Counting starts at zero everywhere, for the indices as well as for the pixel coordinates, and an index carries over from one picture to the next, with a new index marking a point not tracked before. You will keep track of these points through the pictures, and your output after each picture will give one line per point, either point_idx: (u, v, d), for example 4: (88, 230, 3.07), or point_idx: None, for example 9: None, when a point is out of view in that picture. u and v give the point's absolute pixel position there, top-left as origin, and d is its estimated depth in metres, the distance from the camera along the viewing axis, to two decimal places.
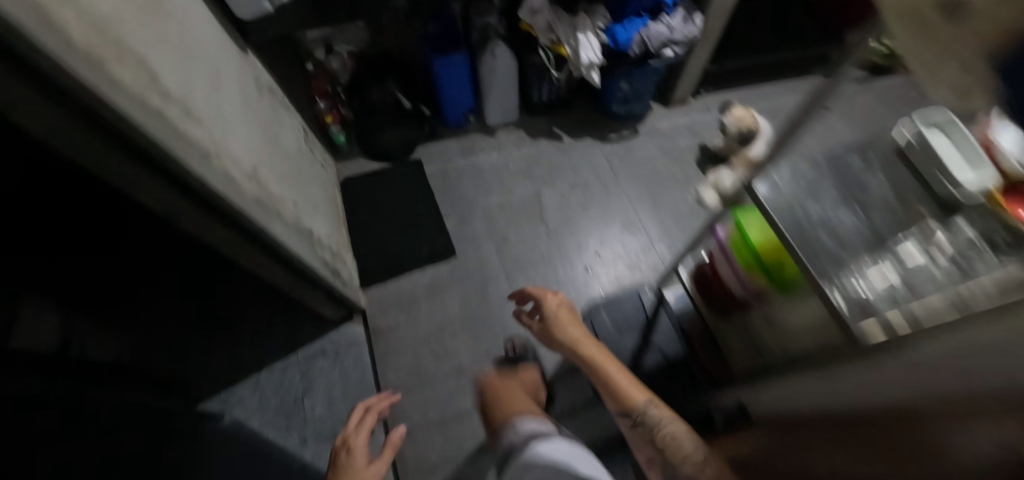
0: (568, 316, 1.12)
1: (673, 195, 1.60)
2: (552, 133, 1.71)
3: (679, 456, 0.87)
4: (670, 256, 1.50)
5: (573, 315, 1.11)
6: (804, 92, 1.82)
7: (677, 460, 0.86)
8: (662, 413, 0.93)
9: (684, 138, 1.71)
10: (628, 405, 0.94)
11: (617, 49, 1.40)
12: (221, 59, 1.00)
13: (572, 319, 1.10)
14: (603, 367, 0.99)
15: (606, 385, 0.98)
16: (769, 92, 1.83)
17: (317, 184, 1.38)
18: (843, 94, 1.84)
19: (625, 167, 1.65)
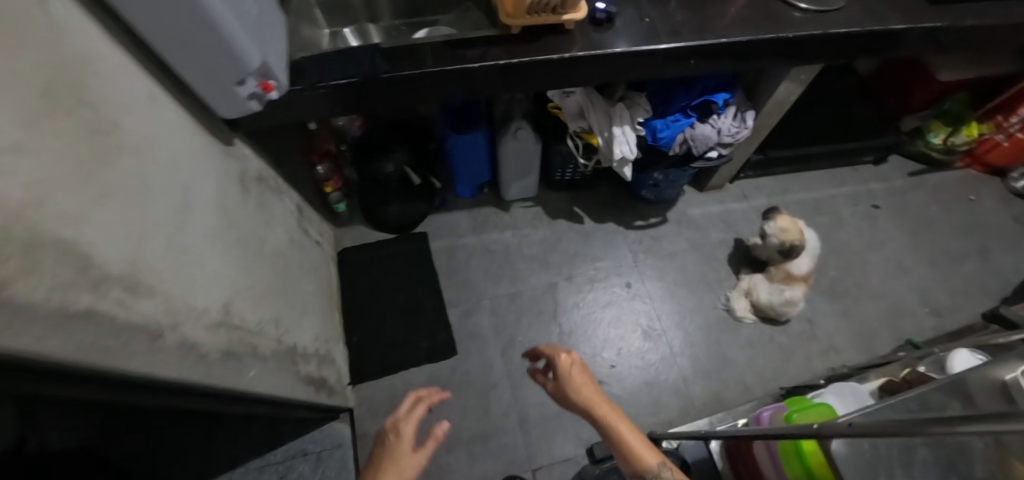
0: (582, 373, 0.99)
1: (701, 300, 1.45)
2: (573, 214, 1.56)
3: None
4: (692, 373, 1.35)
5: (587, 373, 0.98)
6: (854, 185, 1.65)
7: None
8: (676, 475, 0.84)
9: (717, 230, 1.55)
10: (641, 469, 0.85)
11: (657, 146, 1.24)
12: (197, 172, 0.85)
13: (586, 378, 0.96)
14: (615, 427, 0.88)
15: (618, 446, 0.88)
16: (814, 181, 1.66)
17: (307, 274, 1.24)
18: (898, 189, 1.66)
19: (650, 263, 1.50)
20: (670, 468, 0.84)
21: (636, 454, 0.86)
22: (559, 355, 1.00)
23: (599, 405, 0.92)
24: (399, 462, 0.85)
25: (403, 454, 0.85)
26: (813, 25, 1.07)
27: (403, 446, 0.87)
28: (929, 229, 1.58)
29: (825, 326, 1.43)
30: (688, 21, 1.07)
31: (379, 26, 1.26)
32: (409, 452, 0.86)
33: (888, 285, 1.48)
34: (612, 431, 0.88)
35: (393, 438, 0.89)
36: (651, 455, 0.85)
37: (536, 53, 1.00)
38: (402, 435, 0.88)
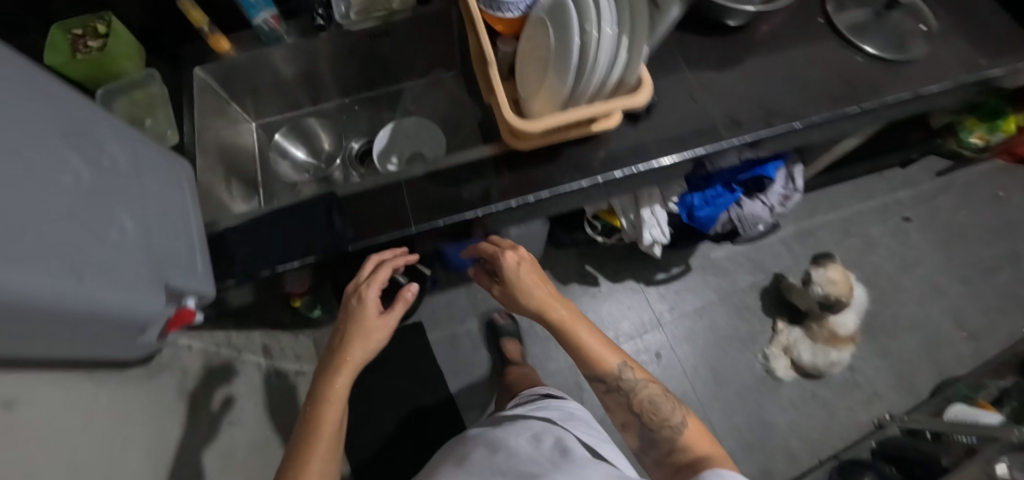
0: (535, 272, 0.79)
1: (735, 359, 1.31)
2: (585, 275, 1.35)
3: (658, 421, 0.70)
4: (735, 446, 1.24)
5: (539, 270, 0.79)
6: (886, 195, 1.48)
7: (655, 425, 0.70)
8: (640, 375, 0.73)
9: (744, 272, 1.37)
10: (599, 372, 0.73)
11: (694, 226, 1.02)
12: (107, 455, 0.59)
13: (539, 275, 0.78)
14: (573, 329, 0.74)
15: (572, 348, 0.75)
16: (842, 196, 1.47)
17: (287, 430, 1.02)
18: (930, 193, 1.49)
19: (678, 324, 1.33)
20: (633, 368, 0.73)
21: (595, 358, 0.73)
22: (502, 252, 0.80)
23: (552, 305, 0.75)
24: (364, 328, 0.70)
25: (369, 318, 0.70)
26: (895, 81, 0.82)
27: (367, 310, 0.70)
28: (964, 241, 1.45)
29: (864, 370, 1.31)
30: (739, 89, 0.80)
31: (322, 109, 0.95)
32: (375, 318, 0.70)
33: (928, 315, 1.36)
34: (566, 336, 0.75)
35: (353, 303, 0.71)
36: (611, 356, 0.73)
37: (556, 182, 0.72)
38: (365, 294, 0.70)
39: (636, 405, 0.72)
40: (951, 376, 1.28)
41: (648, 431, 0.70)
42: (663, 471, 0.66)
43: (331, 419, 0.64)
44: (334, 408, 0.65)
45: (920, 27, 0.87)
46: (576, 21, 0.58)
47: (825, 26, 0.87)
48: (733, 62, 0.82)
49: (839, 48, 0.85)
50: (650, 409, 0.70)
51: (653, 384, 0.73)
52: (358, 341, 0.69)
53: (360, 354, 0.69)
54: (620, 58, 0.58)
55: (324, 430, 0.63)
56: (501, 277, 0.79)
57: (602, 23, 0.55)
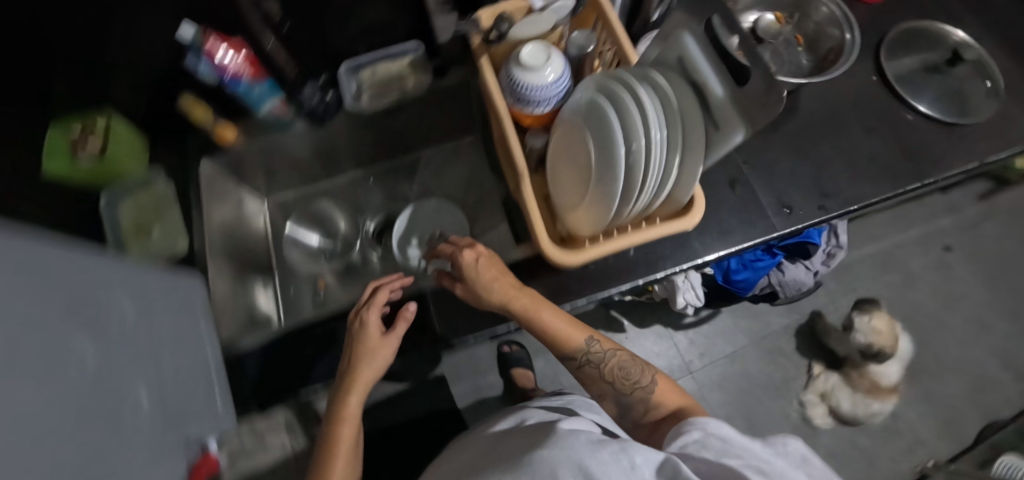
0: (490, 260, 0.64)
1: (770, 406, 1.25)
2: (610, 319, 1.30)
3: (633, 389, 0.63)
4: None
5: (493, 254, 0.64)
6: (928, 223, 1.38)
7: (631, 394, 0.63)
8: (607, 344, 0.65)
9: (777, 313, 1.31)
10: (570, 352, 0.64)
11: (730, 289, 0.95)
12: None
13: (494, 261, 0.63)
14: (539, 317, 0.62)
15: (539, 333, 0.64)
16: (880, 226, 1.38)
17: None
18: (974, 217, 1.40)
19: (708, 370, 1.28)
20: (600, 339, 0.65)
21: (564, 340, 0.63)
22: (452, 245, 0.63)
23: (514, 296, 0.62)
24: (368, 349, 0.63)
25: (373, 341, 0.62)
26: (958, 148, 0.76)
27: (370, 332, 0.63)
28: (1013, 270, 1.36)
29: (907, 415, 1.23)
30: (784, 163, 0.73)
31: (332, 184, 0.89)
32: (378, 342, 0.63)
33: (973, 354, 1.28)
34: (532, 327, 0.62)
35: (354, 328, 0.64)
36: (577, 333, 0.64)
37: (592, 290, 0.67)
38: (367, 317, 0.63)
39: (607, 374, 0.64)
40: (999, 421, 1.22)
41: (624, 400, 0.64)
42: (645, 434, 0.62)
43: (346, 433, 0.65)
44: (348, 422, 0.65)
45: (986, 83, 0.80)
46: (621, 133, 0.50)
47: (879, 85, 0.79)
48: (777, 131, 0.75)
49: (895, 109, 0.78)
50: (621, 377, 0.64)
51: (622, 350, 0.65)
52: (360, 364, 0.63)
53: (368, 376, 0.62)
54: (671, 179, 0.50)
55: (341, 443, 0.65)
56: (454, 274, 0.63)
57: (652, 144, 0.48)
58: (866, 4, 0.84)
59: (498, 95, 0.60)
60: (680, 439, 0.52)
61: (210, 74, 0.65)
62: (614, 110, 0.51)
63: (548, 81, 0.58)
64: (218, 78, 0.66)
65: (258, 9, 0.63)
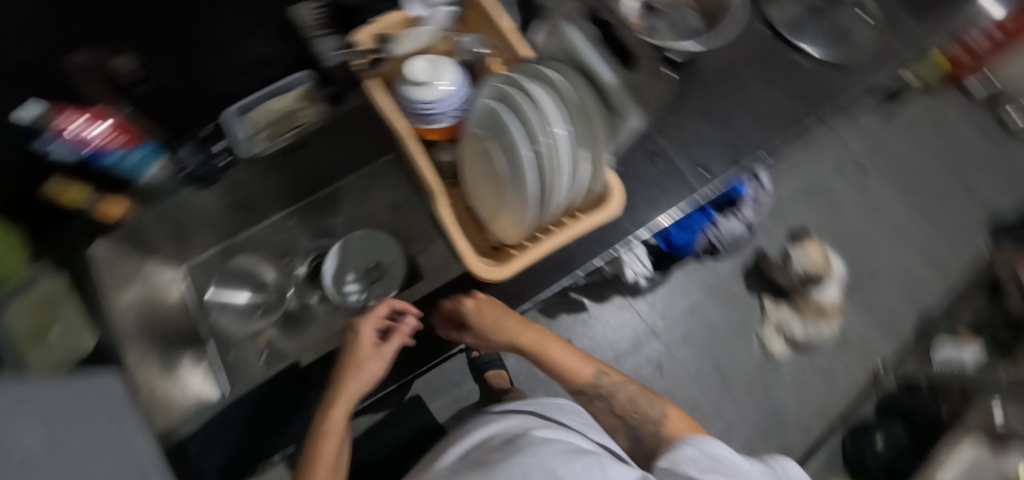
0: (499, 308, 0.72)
1: (732, 349, 1.31)
2: (571, 302, 1.31)
3: (641, 420, 0.65)
4: (754, 436, 1.25)
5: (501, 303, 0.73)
6: (840, 147, 1.47)
7: (639, 425, 0.65)
8: (616, 377, 0.69)
9: (724, 260, 1.36)
10: (579, 386, 0.69)
11: (673, 252, 0.99)
12: None
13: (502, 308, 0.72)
14: (545, 351, 0.70)
15: (549, 368, 0.70)
16: (799, 159, 1.45)
17: None
18: (879, 133, 1.49)
19: (672, 328, 1.32)
20: (608, 373, 0.70)
21: (571, 372, 0.69)
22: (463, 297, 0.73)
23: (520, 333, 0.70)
24: (357, 359, 0.63)
25: (363, 353, 0.62)
26: (845, 83, 0.81)
27: (361, 342, 0.63)
28: (919, 175, 1.46)
29: (854, 328, 1.32)
30: (695, 126, 0.75)
31: (252, 233, 0.86)
32: (369, 353, 0.63)
33: (899, 259, 1.38)
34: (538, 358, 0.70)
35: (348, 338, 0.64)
36: (584, 367, 0.69)
37: None
38: (361, 328, 0.62)
39: (617, 408, 0.67)
40: (930, 315, 1.33)
41: (634, 434, 0.65)
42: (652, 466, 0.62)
43: (331, 450, 0.63)
44: (333, 438, 0.63)
45: (861, 15, 0.84)
46: (522, 136, 0.49)
47: (770, 34, 0.81)
48: (683, 94, 0.76)
49: (786, 55, 0.81)
50: (631, 410, 0.66)
51: (631, 383, 0.69)
52: (350, 375, 0.62)
53: (353, 390, 0.62)
54: (582, 172, 0.49)
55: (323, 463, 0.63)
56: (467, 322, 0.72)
57: (555, 142, 0.48)
58: None
59: (392, 113, 0.56)
60: (670, 454, 0.55)
61: (68, 151, 0.59)
62: (510, 114, 0.50)
63: (439, 94, 0.56)
64: (78, 154, 0.60)
65: (98, 65, 0.59)
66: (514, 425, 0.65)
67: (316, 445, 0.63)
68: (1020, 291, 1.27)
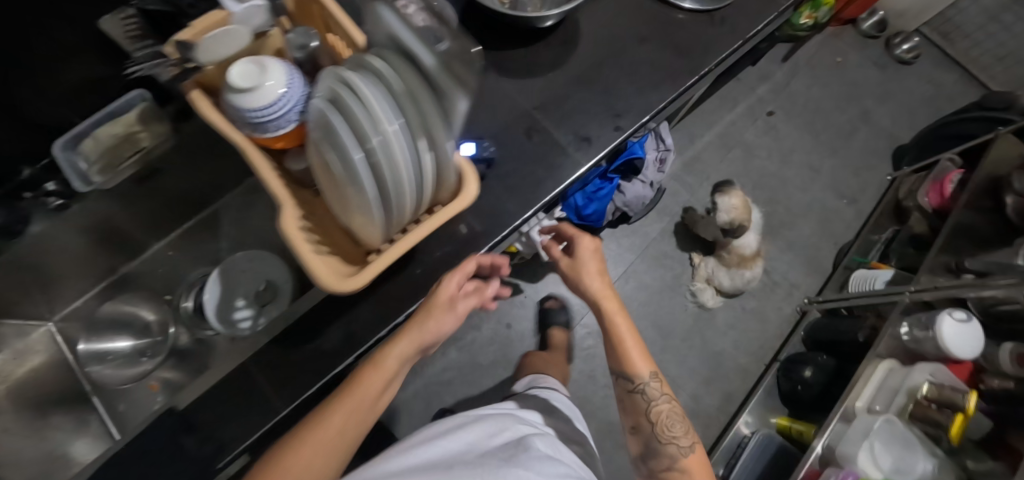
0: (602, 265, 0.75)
1: (669, 307, 1.32)
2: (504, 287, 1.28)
3: (666, 435, 0.70)
4: (698, 388, 1.27)
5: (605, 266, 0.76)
6: (747, 96, 1.49)
7: (662, 438, 0.70)
8: (664, 389, 0.73)
9: (650, 223, 1.37)
10: (627, 373, 0.72)
11: (586, 224, 0.97)
12: None
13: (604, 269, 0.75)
14: (616, 326, 0.72)
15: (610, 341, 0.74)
16: (711, 112, 1.47)
17: None
18: (782, 78, 1.52)
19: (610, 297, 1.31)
20: (660, 381, 0.73)
21: (629, 358, 0.72)
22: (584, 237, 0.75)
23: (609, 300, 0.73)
24: (434, 306, 0.55)
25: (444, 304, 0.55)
26: (723, 33, 0.79)
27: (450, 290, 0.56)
28: (822, 113, 1.50)
29: (778, 267, 1.36)
30: (574, 95, 0.72)
31: (130, 270, 0.79)
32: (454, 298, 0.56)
33: (814, 196, 1.43)
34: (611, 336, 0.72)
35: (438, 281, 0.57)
36: (644, 364, 0.72)
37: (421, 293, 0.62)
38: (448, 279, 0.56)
39: (652, 414, 0.72)
40: (846, 245, 1.38)
41: (656, 445, 0.70)
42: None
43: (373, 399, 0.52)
44: (385, 376, 0.52)
45: None
46: (352, 138, 0.45)
47: None
48: (558, 66, 0.74)
49: (661, 12, 0.79)
50: (665, 425, 0.71)
51: (673, 402, 0.73)
52: (422, 317, 0.54)
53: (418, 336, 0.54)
54: (426, 164, 0.47)
55: (359, 407, 0.50)
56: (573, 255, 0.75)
57: (392, 139, 0.44)
58: None
59: (226, 128, 0.53)
60: None
61: None
62: (335, 113, 0.45)
63: (280, 96, 0.53)
64: None
65: None
66: (500, 428, 0.64)
67: (363, 376, 0.52)
68: (921, 214, 1.29)
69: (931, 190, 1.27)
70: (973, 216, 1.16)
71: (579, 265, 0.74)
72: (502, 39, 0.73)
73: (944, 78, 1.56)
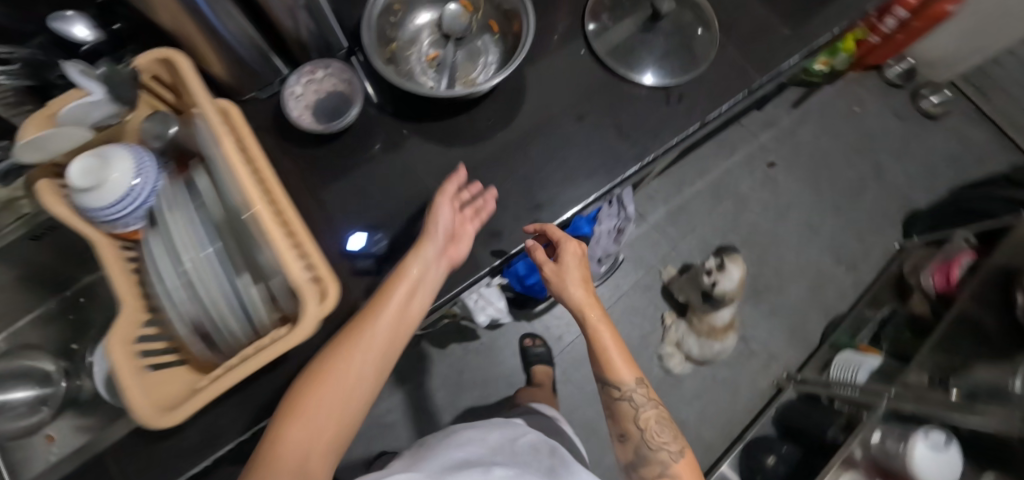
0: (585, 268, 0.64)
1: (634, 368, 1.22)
2: (459, 331, 1.21)
3: (657, 442, 0.60)
4: None
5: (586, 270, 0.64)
6: (748, 143, 1.38)
7: (652, 447, 0.60)
8: (650, 395, 0.62)
9: (625, 275, 1.27)
10: (612, 378, 0.61)
11: (529, 292, 0.93)
12: None
13: (586, 277, 0.63)
14: (597, 328, 0.61)
15: (593, 347, 0.62)
16: (705, 158, 1.36)
17: None
18: (789, 125, 1.39)
19: (571, 350, 1.23)
20: (647, 386, 0.62)
21: (614, 362, 0.61)
22: (567, 238, 0.62)
23: (590, 309, 0.61)
24: (439, 211, 0.56)
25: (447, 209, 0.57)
26: (679, 114, 0.69)
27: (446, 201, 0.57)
28: (830, 167, 1.38)
29: (758, 336, 1.26)
30: (495, 176, 0.65)
31: (41, 312, 0.77)
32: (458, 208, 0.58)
33: (808, 259, 1.31)
34: (593, 343, 0.60)
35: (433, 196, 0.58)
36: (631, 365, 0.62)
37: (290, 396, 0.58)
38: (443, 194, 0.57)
39: (640, 420, 0.61)
40: (837, 319, 1.26)
41: (646, 451, 0.60)
42: None
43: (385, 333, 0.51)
44: (402, 293, 0.52)
45: (698, 32, 0.73)
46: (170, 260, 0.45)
47: (591, 60, 0.71)
48: (481, 141, 0.66)
49: (610, 85, 0.69)
50: (656, 433, 0.60)
51: (661, 406, 0.62)
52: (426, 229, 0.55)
53: (426, 246, 0.54)
54: (252, 299, 0.46)
55: (372, 340, 0.50)
56: (555, 258, 0.62)
57: (201, 267, 0.45)
58: None
59: (78, 225, 0.49)
60: None
61: None
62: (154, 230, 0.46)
63: (132, 187, 0.49)
64: None
65: None
66: (524, 443, 0.73)
67: (375, 308, 0.52)
68: (923, 294, 1.18)
69: (937, 271, 1.15)
70: (976, 310, 1.03)
71: (558, 272, 0.62)
72: (417, 110, 0.67)
73: (975, 136, 1.41)
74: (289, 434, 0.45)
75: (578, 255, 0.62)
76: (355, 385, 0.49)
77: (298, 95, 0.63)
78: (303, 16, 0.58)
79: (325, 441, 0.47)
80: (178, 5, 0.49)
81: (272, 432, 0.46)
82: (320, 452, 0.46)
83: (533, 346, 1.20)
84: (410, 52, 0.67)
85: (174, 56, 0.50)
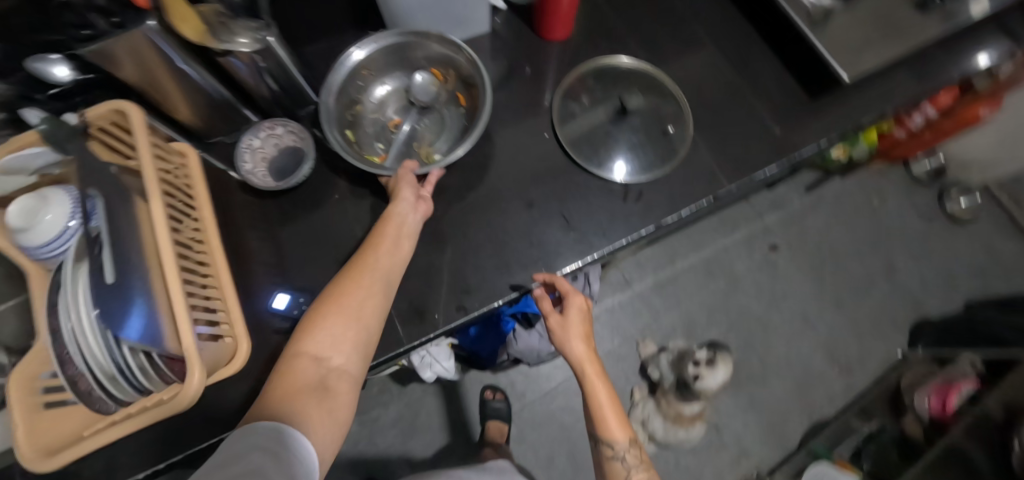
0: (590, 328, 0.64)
1: None
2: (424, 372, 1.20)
3: None
4: None
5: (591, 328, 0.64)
6: (751, 222, 1.32)
7: None
8: (642, 458, 0.62)
9: (602, 340, 1.23)
10: (605, 432, 0.62)
11: (480, 355, 0.92)
12: None
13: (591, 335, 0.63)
14: (594, 379, 0.62)
15: (592, 395, 0.62)
16: (703, 232, 1.31)
17: None
18: (799, 209, 1.33)
19: (533, 409, 1.20)
20: (637, 448, 0.62)
21: (609, 420, 0.62)
22: (574, 295, 0.62)
23: (589, 368, 0.62)
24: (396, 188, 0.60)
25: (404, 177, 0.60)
26: (633, 214, 0.67)
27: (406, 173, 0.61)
28: (837, 260, 1.30)
29: (730, 426, 1.19)
30: (431, 251, 0.64)
31: None
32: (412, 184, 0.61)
33: (799, 354, 1.24)
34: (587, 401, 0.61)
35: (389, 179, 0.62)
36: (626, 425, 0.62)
37: (190, 442, 0.58)
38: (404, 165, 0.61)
39: None
40: (819, 422, 1.19)
41: None
42: None
43: (386, 270, 0.55)
44: (390, 241, 0.56)
45: (670, 128, 0.71)
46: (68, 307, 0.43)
47: (554, 144, 0.70)
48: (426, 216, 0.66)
49: (567, 172, 0.68)
50: None
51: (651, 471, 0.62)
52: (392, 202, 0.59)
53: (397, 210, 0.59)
54: (139, 365, 0.46)
55: (376, 272, 0.54)
56: (564, 308, 0.62)
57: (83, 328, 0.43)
58: (552, 51, 0.74)
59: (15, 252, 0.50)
60: None
61: None
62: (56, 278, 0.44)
63: (67, 228, 0.49)
64: None
65: None
66: None
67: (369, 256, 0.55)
68: (916, 416, 1.11)
69: (934, 392, 1.08)
70: (968, 444, 0.93)
71: (567, 326, 0.62)
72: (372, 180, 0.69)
73: (1002, 247, 1.32)
74: (310, 352, 0.49)
75: (583, 309, 0.63)
76: (363, 308, 0.52)
77: (255, 148, 0.67)
78: (268, 80, 0.62)
79: (347, 354, 0.50)
80: (133, 61, 0.51)
81: (291, 353, 0.49)
82: (341, 368, 0.49)
83: (493, 399, 1.18)
84: (374, 116, 0.69)
85: (126, 108, 0.52)
